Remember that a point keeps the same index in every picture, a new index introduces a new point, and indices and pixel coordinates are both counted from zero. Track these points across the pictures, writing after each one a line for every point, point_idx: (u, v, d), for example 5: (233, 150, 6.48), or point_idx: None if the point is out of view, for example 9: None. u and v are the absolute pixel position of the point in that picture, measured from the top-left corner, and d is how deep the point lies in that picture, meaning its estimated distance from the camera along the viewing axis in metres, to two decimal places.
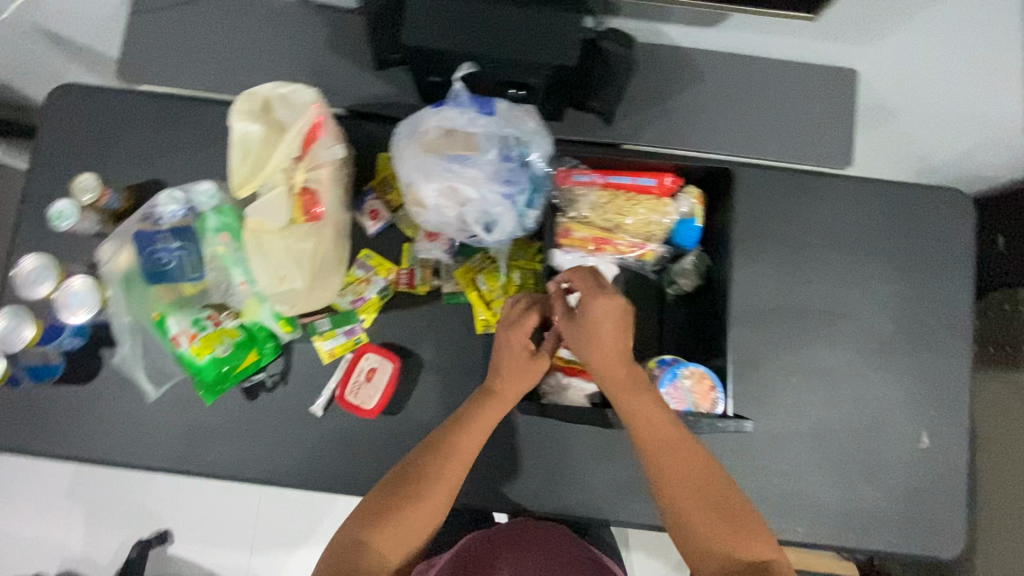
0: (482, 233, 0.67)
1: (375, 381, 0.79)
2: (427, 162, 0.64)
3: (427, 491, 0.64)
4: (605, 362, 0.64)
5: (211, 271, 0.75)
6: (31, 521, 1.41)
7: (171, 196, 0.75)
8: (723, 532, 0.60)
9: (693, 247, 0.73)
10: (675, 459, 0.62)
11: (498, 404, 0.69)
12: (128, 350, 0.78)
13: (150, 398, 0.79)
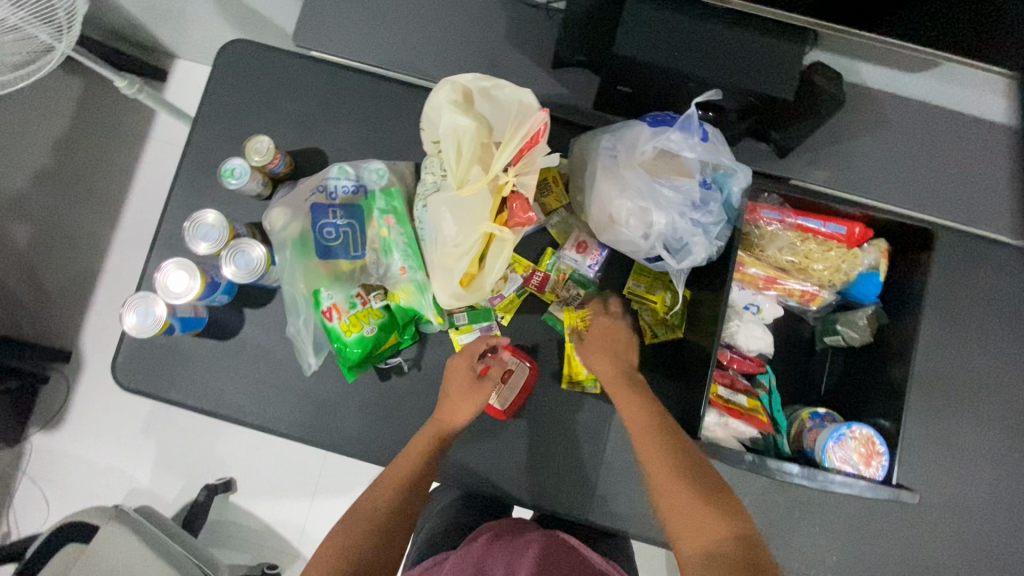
0: (669, 256, 0.64)
1: (509, 383, 0.77)
2: (633, 178, 0.63)
3: (390, 483, 0.70)
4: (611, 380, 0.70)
5: (370, 251, 0.74)
6: (106, 448, 1.46)
7: (343, 170, 0.74)
8: (705, 517, 0.56)
9: (870, 302, 0.70)
10: (661, 451, 0.62)
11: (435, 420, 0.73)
12: (297, 323, 0.75)
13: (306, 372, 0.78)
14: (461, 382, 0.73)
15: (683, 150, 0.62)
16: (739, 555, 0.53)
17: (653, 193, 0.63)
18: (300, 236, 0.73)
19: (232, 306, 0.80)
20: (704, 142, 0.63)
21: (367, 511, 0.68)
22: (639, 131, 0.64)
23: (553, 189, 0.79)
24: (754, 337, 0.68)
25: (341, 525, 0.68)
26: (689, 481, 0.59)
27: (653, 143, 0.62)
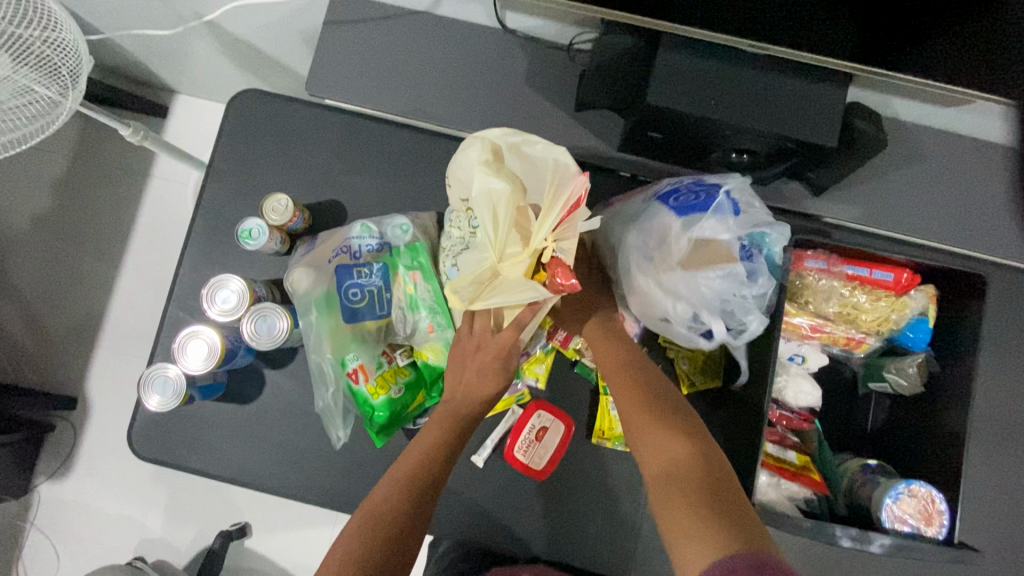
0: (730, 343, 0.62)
1: (546, 441, 0.75)
2: (679, 279, 0.62)
3: (398, 475, 0.62)
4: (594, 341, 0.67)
5: (397, 309, 0.71)
6: (116, 496, 1.42)
7: (366, 227, 0.72)
8: (673, 440, 0.57)
9: (920, 349, 0.67)
10: (634, 392, 0.61)
11: (452, 410, 0.67)
12: (326, 390, 0.72)
13: (337, 445, 0.74)
14: (483, 364, 0.66)
15: (719, 234, 0.60)
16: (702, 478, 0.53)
17: (699, 284, 0.61)
18: (325, 298, 0.70)
19: (253, 368, 0.77)
20: (737, 217, 0.61)
21: (382, 502, 0.60)
22: (669, 224, 0.62)
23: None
24: (804, 394, 0.65)
25: (350, 528, 0.59)
26: (659, 427, 0.58)
27: (688, 236, 0.61)
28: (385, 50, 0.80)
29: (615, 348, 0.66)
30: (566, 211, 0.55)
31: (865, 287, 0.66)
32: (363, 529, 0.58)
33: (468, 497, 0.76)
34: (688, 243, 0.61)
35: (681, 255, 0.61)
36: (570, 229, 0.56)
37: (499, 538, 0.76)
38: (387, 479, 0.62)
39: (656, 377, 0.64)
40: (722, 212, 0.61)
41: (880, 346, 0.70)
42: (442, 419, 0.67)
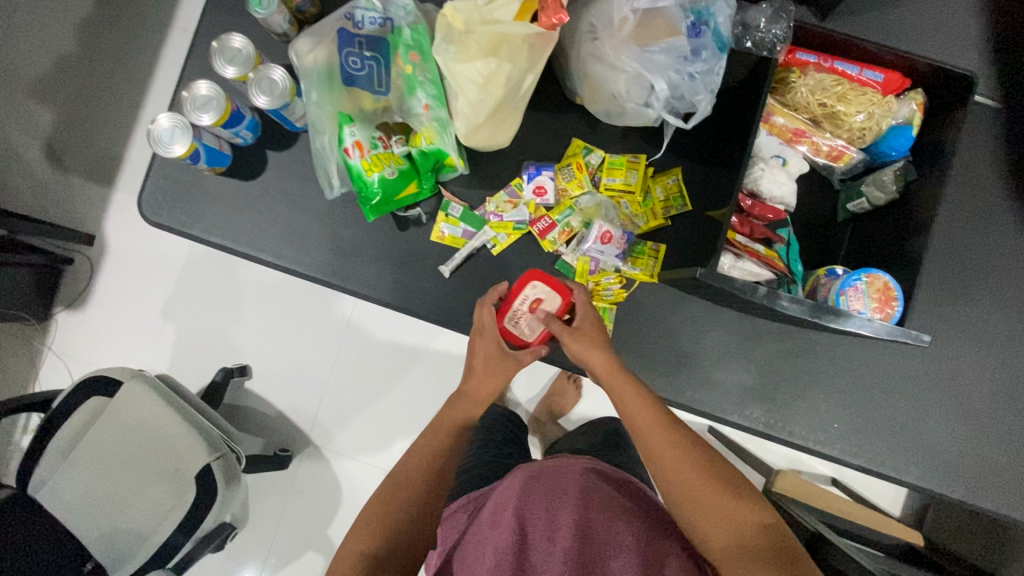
0: (677, 116, 0.65)
1: (539, 313, 0.73)
2: (628, 60, 0.61)
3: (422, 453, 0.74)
4: (616, 386, 0.67)
5: (395, 90, 0.74)
6: (126, 328, 1.50)
7: (370, 3, 0.72)
8: (737, 513, 0.58)
9: (900, 157, 0.69)
10: (683, 476, 0.61)
11: (463, 394, 0.78)
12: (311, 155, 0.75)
13: (331, 195, 0.78)
14: (487, 357, 0.74)
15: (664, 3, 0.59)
16: (766, 544, 0.55)
17: (648, 74, 0.62)
18: (325, 69, 0.73)
19: (257, 147, 0.81)
20: None
21: (420, 492, 0.70)
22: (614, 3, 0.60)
23: (576, 176, 0.79)
24: (778, 183, 0.68)
25: (376, 517, 0.67)
26: (731, 509, 0.58)
27: (633, 8, 0.59)
28: None
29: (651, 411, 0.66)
30: None
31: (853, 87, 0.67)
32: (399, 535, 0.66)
33: (451, 286, 0.81)
34: (635, 16, 0.60)
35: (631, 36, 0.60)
36: None
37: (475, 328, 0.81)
38: (415, 468, 0.72)
39: (689, 442, 0.64)
40: None
41: (861, 160, 0.71)
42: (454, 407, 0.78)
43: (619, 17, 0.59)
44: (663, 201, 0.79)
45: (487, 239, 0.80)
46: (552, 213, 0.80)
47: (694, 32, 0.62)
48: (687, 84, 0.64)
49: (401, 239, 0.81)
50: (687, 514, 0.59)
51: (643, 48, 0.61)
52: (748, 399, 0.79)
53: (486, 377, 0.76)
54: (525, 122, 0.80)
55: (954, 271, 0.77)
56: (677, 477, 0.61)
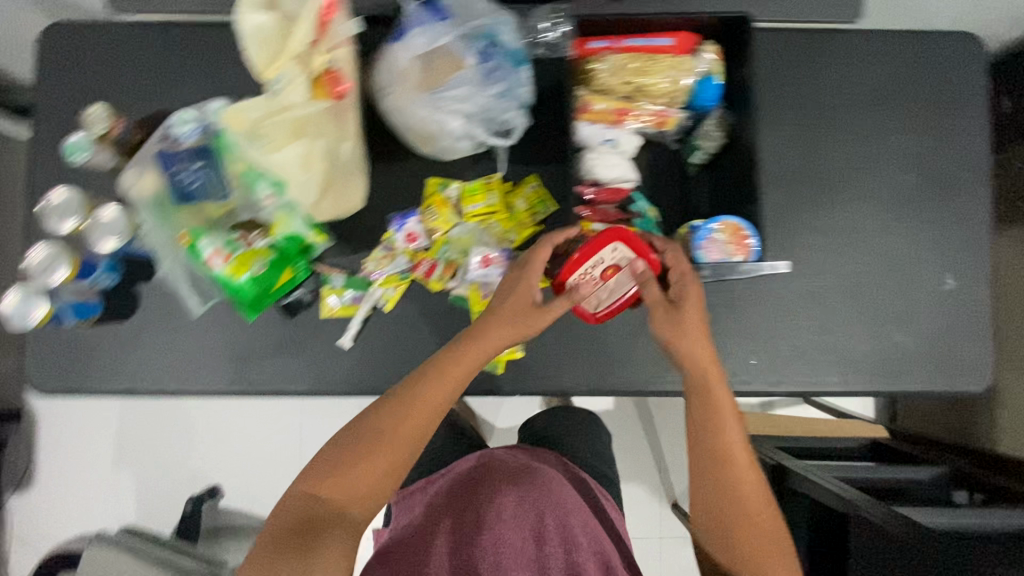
0: (496, 136, 0.67)
1: (609, 283, 0.71)
2: (430, 103, 0.63)
3: (377, 457, 0.64)
4: (711, 379, 0.66)
5: (237, 191, 0.73)
6: (85, 491, 1.45)
7: (184, 117, 0.73)
8: (765, 556, 0.64)
9: (715, 106, 0.73)
10: (734, 486, 0.65)
11: (444, 368, 0.67)
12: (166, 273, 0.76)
13: (195, 314, 0.80)
14: (520, 310, 0.67)
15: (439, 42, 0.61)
16: (788, 546, 0.65)
17: (455, 106, 0.63)
18: (157, 194, 0.72)
19: (127, 287, 0.80)
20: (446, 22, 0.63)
21: (419, 422, 0.66)
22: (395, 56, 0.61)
23: (441, 213, 0.81)
24: (611, 166, 0.71)
25: (320, 508, 0.63)
26: (756, 544, 0.64)
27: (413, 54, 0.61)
28: None
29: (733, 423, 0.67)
30: (320, 21, 0.59)
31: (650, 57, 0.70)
32: (381, 471, 0.64)
33: (360, 355, 0.82)
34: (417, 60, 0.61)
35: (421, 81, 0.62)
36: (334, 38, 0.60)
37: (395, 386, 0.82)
38: (433, 394, 0.66)
39: (751, 471, 0.66)
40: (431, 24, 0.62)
41: (686, 118, 0.74)
42: (434, 387, 0.66)
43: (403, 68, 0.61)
44: (527, 209, 0.81)
45: (375, 298, 0.81)
46: (429, 254, 0.81)
47: (482, 57, 0.64)
48: (495, 105, 0.66)
49: (295, 326, 0.81)
50: (740, 554, 0.65)
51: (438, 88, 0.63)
52: (668, 365, 0.82)
53: (527, 290, 0.68)
54: (377, 177, 0.82)
55: (800, 187, 0.83)
56: (748, 517, 0.64)
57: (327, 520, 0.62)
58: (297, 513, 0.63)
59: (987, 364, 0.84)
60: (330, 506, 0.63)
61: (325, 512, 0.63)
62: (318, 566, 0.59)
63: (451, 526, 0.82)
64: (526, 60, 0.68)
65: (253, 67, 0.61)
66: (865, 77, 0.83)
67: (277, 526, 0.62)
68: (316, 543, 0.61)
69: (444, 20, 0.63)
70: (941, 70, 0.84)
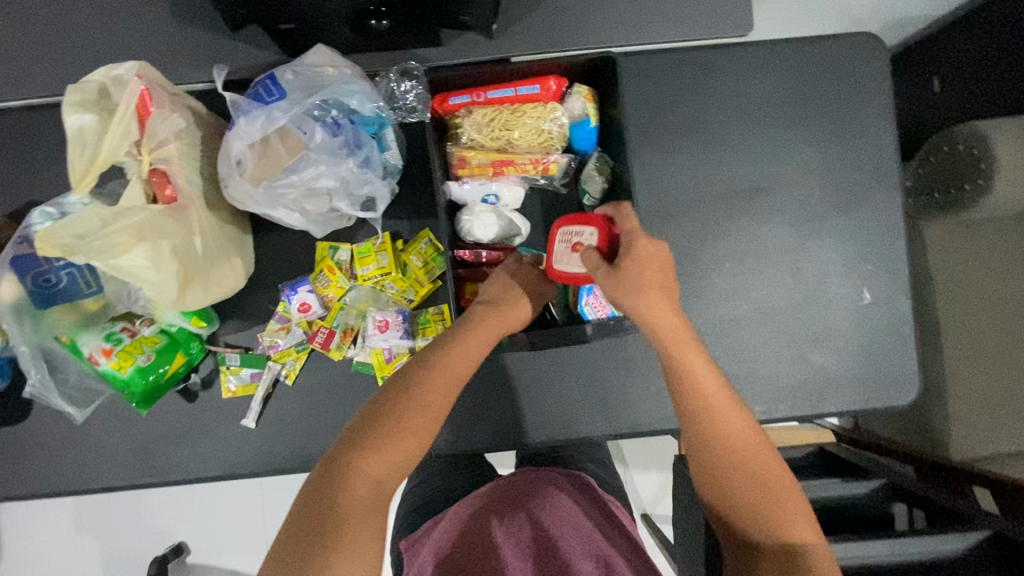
0: (360, 212, 0.64)
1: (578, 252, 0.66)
2: (279, 186, 0.59)
3: (377, 472, 0.55)
4: (677, 347, 0.60)
5: (110, 284, 0.70)
6: (49, 561, 1.43)
7: (42, 213, 0.68)
8: (801, 522, 0.57)
9: (593, 149, 0.73)
10: (750, 462, 0.59)
11: (447, 369, 0.61)
12: (38, 379, 0.70)
13: (77, 420, 0.74)
14: (508, 292, 0.68)
15: (276, 125, 0.58)
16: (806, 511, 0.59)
17: (311, 183, 0.60)
18: (19, 299, 0.68)
19: (16, 387, 0.78)
20: (285, 100, 0.59)
21: (421, 426, 0.58)
22: (231, 143, 0.58)
23: (332, 279, 0.77)
24: (488, 226, 0.71)
25: (345, 501, 0.52)
26: (794, 509, 0.58)
27: (248, 140, 0.58)
28: (10, 29, 0.73)
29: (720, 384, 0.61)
30: (140, 121, 0.58)
31: (517, 105, 0.71)
32: (393, 457, 0.56)
33: (263, 432, 0.79)
34: (255, 146, 0.59)
35: (262, 167, 0.59)
36: (159, 135, 0.58)
37: (303, 460, 0.79)
38: (440, 390, 0.59)
39: (764, 436, 0.60)
40: (267, 105, 0.59)
41: (570, 161, 0.74)
42: (430, 394, 0.59)
43: (240, 156, 0.58)
44: (422, 266, 0.77)
45: (273, 373, 0.78)
46: (326, 322, 0.78)
47: (332, 131, 0.61)
48: (358, 174, 0.63)
49: (194, 410, 0.79)
50: (790, 517, 0.58)
51: (283, 170, 0.59)
52: (583, 411, 0.79)
53: (515, 306, 0.68)
54: (263, 246, 0.79)
55: (701, 215, 0.79)
56: (774, 472, 0.59)
57: (357, 509, 0.52)
58: (316, 498, 0.53)
59: (915, 377, 0.81)
60: (358, 490, 0.53)
61: (343, 504, 0.52)
62: (352, 551, 0.50)
63: (453, 555, 0.72)
64: (384, 124, 0.65)
65: (73, 173, 0.57)
66: (762, 91, 0.79)
67: (285, 525, 0.52)
68: (343, 542, 0.50)
69: (282, 98, 0.59)
70: (840, 76, 0.80)
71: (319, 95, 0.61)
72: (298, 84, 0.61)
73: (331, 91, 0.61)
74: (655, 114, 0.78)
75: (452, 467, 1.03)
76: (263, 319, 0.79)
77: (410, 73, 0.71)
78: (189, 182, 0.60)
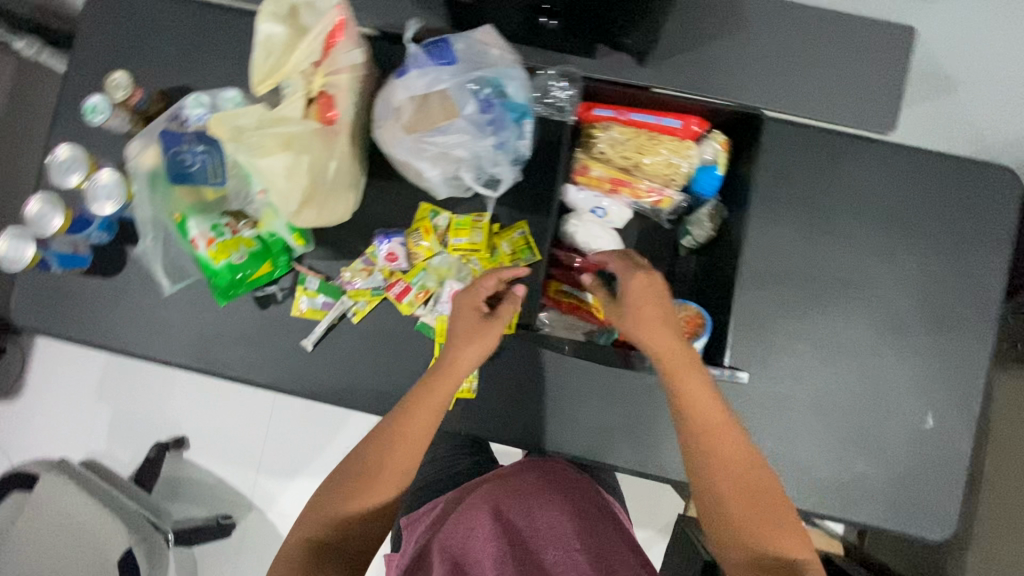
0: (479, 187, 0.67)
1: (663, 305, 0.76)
2: (418, 143, 0.64)
3: (349, 513, 0.66)
4: (674, 363, 0.64)
5: (232, 179, 0.76)
6: (62, 412, 1.51)
7: (197, 101, 0.75)
8: (787, 533, 0.59)
9: (712, 196, 0.75)
10: (743, 482, 0.61)
11: (398, 422, 0.68)
12: (149, 243, 0.78)
13: (165, 292, 0.80)
14: (472, 330, 0.71)
15: (436, 85, 0.62)
16: (792, 517, 0.61)
17: (448, 149, 0.64)
18: (156, 167, 0.75)
19: (117, 245, 0.83)
20: (450, 66, 0.63)
21: (385, 474, 0.67)
22: (393, 88, 0.63)
23: (425, 239, 0.81)
24: (591, 236, 0.74)
25: (326, 543, 0.65)
26: (784, 521, 0.60)
27: (409, 92, 0.63)
28: None
29: (710, 398, 0.64)
30: (324, 46, 0.62)
31: (653, 134, 0.74)
32: (364, 504, 0.66)
33: (318, 359, 0.82)
34: (413, 98, 0.63)
35: (413, 119, 0.63)
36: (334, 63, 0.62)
37: (344, 396, 0.82)
38: (405, 444, 0.68)
39: (753, 448, 0.63)
40: (432, 66, 0.63)
41: (684, 201, 0.76)
42: (389, 445, 0.68)
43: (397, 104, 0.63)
44: (509, 254, 0.80)
45: (343, 307, 0.82)
46: (406, 275, 0.81)
47: (484, 107, 0.65)
48: (488, 153, 0.66)
49: (264, 317, 0.83)
50: (775, 529, 0.60)
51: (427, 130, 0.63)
52: (616, 440, 0.80)
53: (467, 347, 0.70)
54: (371, 189, 0.83)
55: (788, 290, 0.79)
56: (763, 478, 0.62)
57: (336, 545, 0.65)
58: (309, 528, 0.65)
59: (953, 518, 0.78)
60: (338, 532, 0.65)
61: (327, 541, 0.65)
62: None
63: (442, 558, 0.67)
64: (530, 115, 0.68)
65: (254, 72, 0.63)
66: (884, 192, 0.79)
67: (289, 552, 0.64)
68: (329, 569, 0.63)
69: (451, 64, 0.63)
70: (964, 201, 0.79)
71: (484, 72, 0.64)
72: (467, 54, 0.64)
73: (496, 70, 0.65)
74: (774, 182, 0.79)
75: (465, 449, 1.05)
76: (351, 257, 0.83)
77: (570, 75, 0.74)
78: (344, 112, 0.64)
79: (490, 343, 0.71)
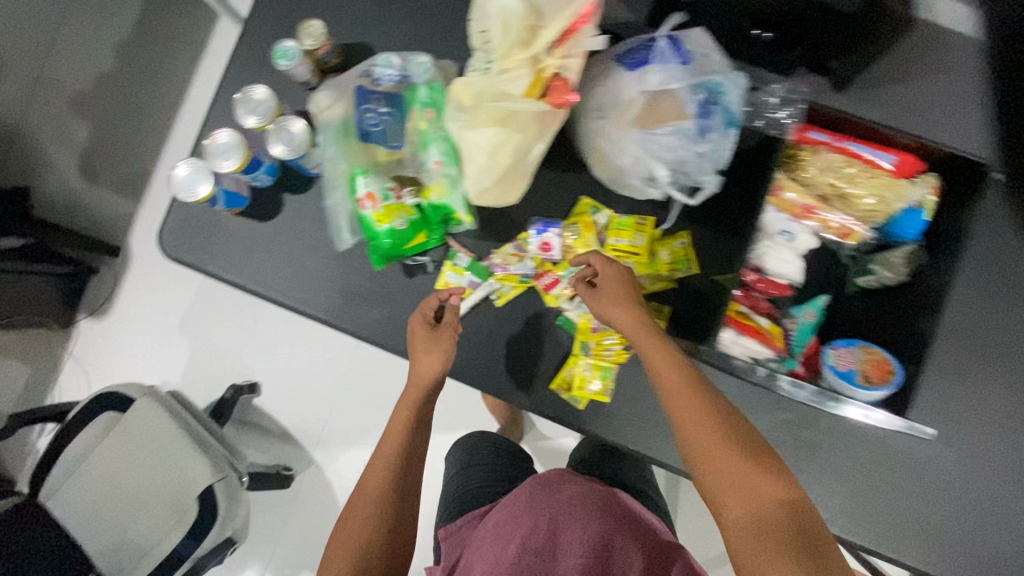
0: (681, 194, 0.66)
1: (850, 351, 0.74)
2: (637, 139, 0.64)
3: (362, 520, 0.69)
4: (645, 337, 0.66)
5: (409, 144, 0.75)
6: (144, 340, 1.54)
7: (389, 61, 0.74)
8: (755, 475, 0.55)
9: (912, 239, 0.76)
10: (709, 444, 0.59)
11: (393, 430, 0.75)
12: (337, 198, 0.77)
13: (343, 246, 0.80)
14: (425, 339, 0.75)
15: (670, 84, 0.63)
16: (757, 457, 0.57)
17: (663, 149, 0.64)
18: (343, 122, 0.76)
19: (275, 191, 0.83)
20: (683, 66, 0.64)
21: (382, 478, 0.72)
22: (624, 82, 0.65)
23: (583, 234, 0.79)
24: (783, 261, 0.77)
25: (344, 549, 0.67)
26: (752, 466, 0.56)
27: (641, 89, 0.64)
28: None
29: (668, 356, 0.65)
30: (565, 31, 0.60)
31: (864, 165, 0.74)
32: (376, 512, 0.69)
33: (454, 336, 0.80)
34: (644, 95, 0.64)
35: (641, 116, 0.64)
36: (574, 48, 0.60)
37: (475, 378, 0.80)
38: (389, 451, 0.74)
39: (717, 405, 0.61)
40: (671, 66, 0.64)
41: (871, 237, 0.78)
42: (382, 453, 0.73)
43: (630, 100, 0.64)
44: (668, 263, 0.77)
45: (489, 290, 0.80)
46: (558, 267, 0.80)
47: (706, 112, 0.64)
48: (693, 161, 0.65)
49: (408, 285, 0.82)
50: (744, 475, 0.56)
51: (650, 127, 0.64)
52: None
53: (424, 357, 0.74)
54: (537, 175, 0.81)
55: (966, 354, 0.72)
56: (730, 430, 0.59)
57: (356, 552, 0.67)
58: (335, 543, 0.69)
59: None
60: (353, 537, 0.68)
61: (341, 553, 0.67)
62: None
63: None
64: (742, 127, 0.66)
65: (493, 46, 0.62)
66: None
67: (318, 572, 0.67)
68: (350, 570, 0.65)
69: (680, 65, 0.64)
70: None
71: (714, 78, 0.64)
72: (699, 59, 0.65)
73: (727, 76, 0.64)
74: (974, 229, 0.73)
75: None
76: (503, 240, 0.82)
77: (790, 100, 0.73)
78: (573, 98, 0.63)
79: (449, 347, 0.75)
